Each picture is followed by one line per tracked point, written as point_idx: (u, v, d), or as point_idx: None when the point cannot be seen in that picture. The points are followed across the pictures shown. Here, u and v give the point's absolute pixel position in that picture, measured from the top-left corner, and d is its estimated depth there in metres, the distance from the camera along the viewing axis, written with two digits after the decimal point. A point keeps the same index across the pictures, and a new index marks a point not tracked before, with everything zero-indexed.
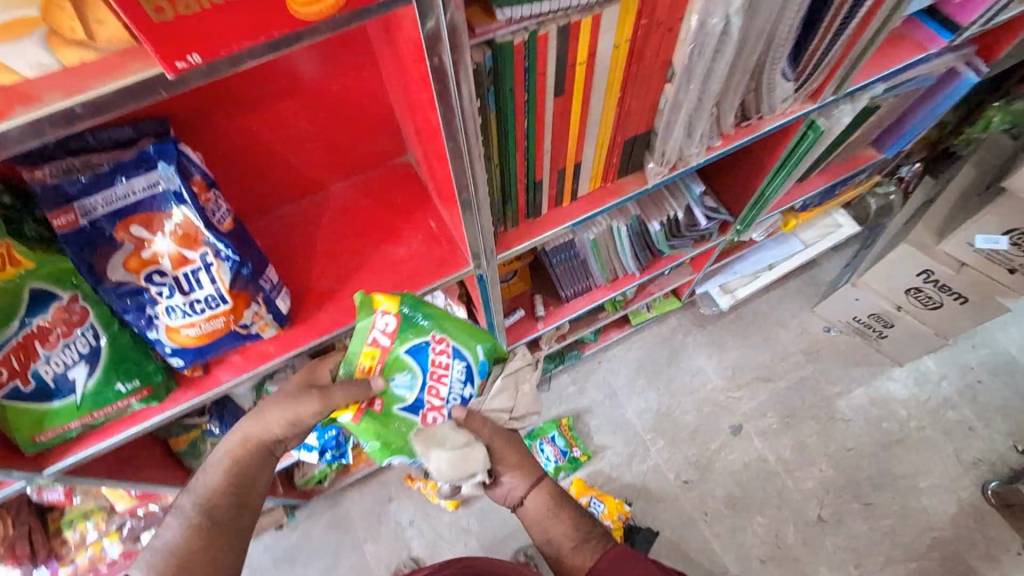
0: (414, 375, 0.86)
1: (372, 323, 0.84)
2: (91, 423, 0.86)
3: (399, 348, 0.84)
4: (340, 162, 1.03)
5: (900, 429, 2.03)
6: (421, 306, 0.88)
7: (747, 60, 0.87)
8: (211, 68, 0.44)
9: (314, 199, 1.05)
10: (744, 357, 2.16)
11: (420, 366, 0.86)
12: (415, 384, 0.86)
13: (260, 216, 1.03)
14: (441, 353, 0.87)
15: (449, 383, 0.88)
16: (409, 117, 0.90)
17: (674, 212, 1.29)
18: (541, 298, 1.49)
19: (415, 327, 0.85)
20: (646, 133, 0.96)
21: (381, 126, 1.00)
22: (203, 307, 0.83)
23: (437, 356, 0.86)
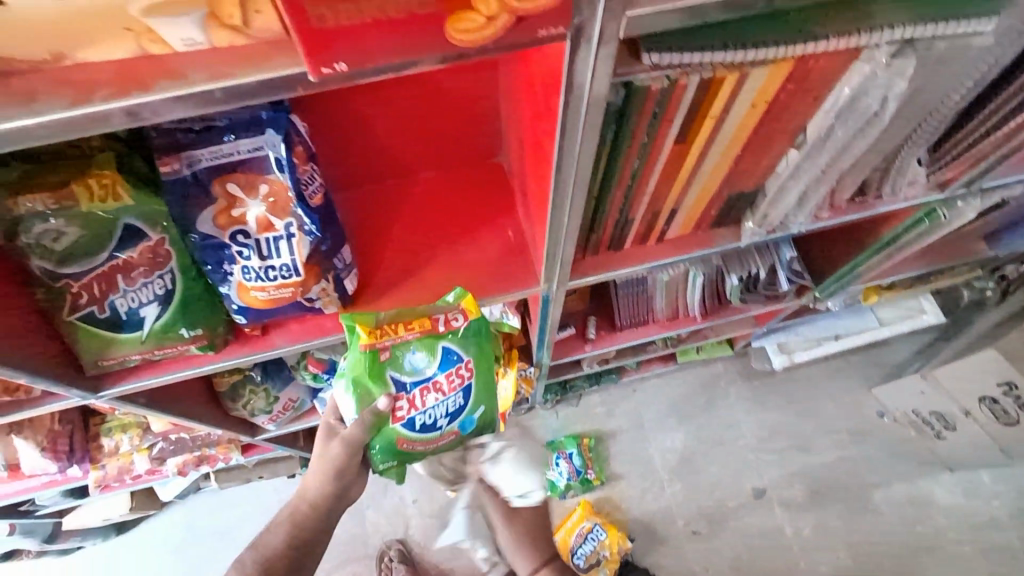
0: (430, 363, 0.86)
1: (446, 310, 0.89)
2: (150, 357, 0.89)
3: (441, 339, 0.87)
4: (435, 152, 1.02)
5: (935, 537, 1.90)
6: (483, 336, 0.91)
7: (885, 141, 0.79)
8: (351, 77, 0.43)
9: (401, 183, 1.05)
10: (784, 422, 2.06)
11: (439, 364, 0.86)
12: (423, 369, 0.86)
13: (346, 189, 1.03)
14: (462, 376, 0.87)
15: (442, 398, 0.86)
16: (516, 124, 0.88)
17: (756, 270, 1.24)
18: (594, 320, 1.45)
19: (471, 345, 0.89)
20: (753, 192, 0.90)
21: (484, 125, 0.98)
22: (276, 274, 0.84)
23: (456, 374, 0.87)
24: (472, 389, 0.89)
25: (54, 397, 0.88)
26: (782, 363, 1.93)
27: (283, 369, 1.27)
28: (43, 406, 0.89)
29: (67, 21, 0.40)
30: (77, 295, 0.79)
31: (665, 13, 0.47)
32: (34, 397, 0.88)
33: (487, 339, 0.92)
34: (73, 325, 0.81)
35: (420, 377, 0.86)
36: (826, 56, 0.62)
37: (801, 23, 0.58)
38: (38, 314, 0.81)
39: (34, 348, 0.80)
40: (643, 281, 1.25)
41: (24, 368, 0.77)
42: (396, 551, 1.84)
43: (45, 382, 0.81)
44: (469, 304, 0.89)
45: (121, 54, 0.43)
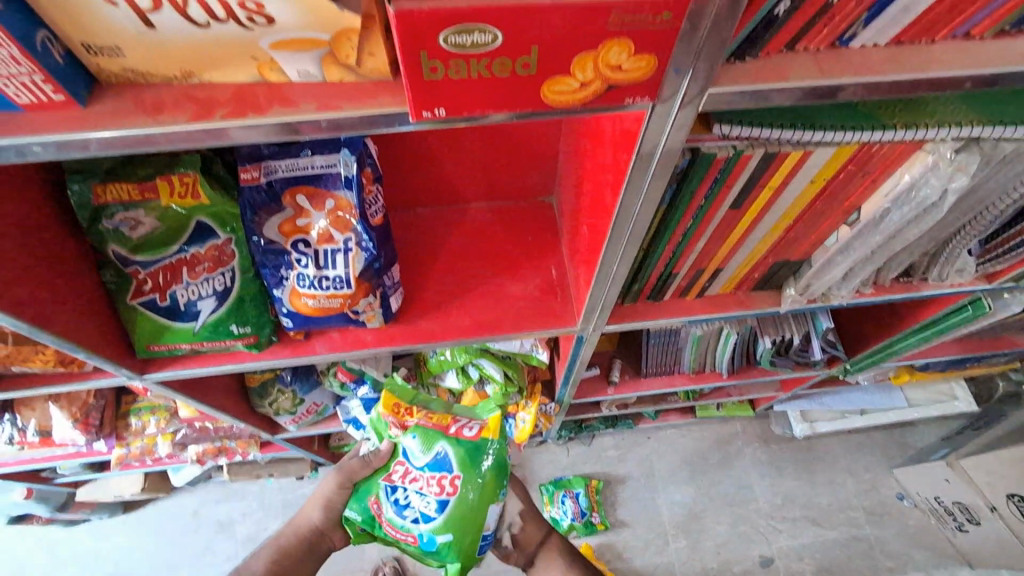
0: (420, 459, 0.79)
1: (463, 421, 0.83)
2: (196, 349, 0.93)
3: (442, 441, 0.79)
4: (489, 186, 1.06)
5: None
6: (487, 457, 0.79)
7: (939, 228, 0.80)
8: (447, 122, 0.46)
9: (452, 210, 1.09)
10: (801, 492, 2.00)
11: (429, 464, 0.79)
12: (414, 458, 0.80)
13: (400, 210, 1.08)
14: (445, 489, 0.76)
15: (416, 495, 0.77)
16: (572, 168, 0.91)
17: (790, 336, 1.24)
18: (619, 364, 1.46)
19: (471, 460, 0.78)
20: (798, 261, 0.91)
21: (539, 164, 1.02)
22: (328, 285, 0.87)
23: (440, 481, 0.77)
24: (447, 507, 0.75)
25: (102, 375, 0.92)
26: (803, 432, 1.90)
27: (313, 373, 1.31)
28: (90, 382, 0.93)
29: (203, 47, 0.44)
30: (143, 282, 0.84)
31: (746, 93, 0.49)
32: (83, 371, 0.92)
33: (494, 468, 0.78)
34: (134, 309, 0.86)
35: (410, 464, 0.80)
36: (890, 145, 0.64)
37: (870, 113, 0.60)
38: (103, 294, 0.86)
39: (94, 326, 0.84)
40: (675, 334, 1.26)
41: (81, 343, 0.81)
42: (391, 568, 1.83)
43: (97, 359, 0.84)
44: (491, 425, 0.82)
45: (243, 79, 0.47)
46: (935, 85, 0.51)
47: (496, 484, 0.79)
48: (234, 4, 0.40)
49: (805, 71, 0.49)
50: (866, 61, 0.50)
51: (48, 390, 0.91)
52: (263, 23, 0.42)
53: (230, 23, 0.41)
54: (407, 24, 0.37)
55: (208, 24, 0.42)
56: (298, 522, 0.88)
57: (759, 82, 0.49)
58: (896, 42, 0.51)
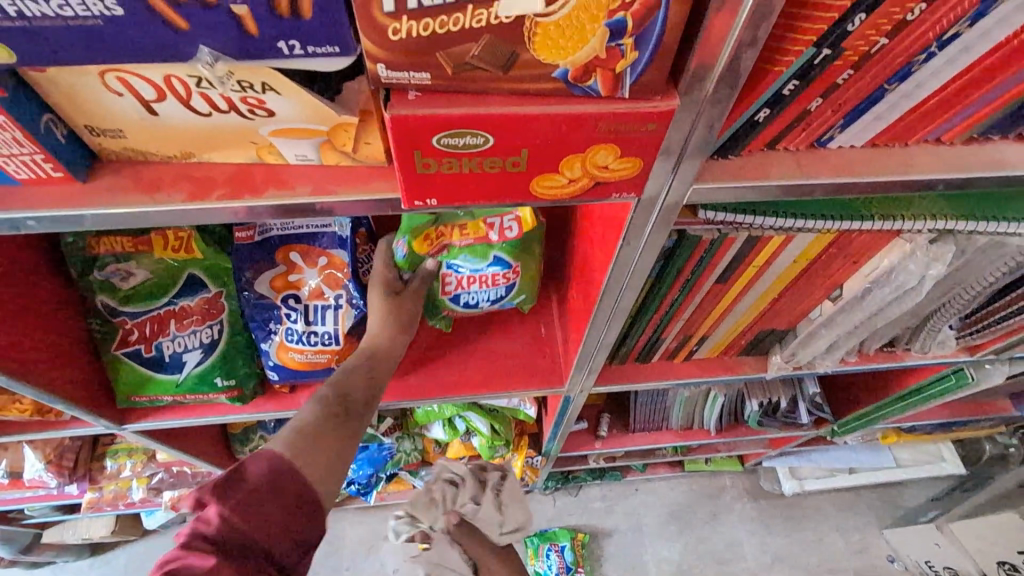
0: (478, 266, 0.85)
1: (504, 222, 0.82)
2: (179, 400, 0.92)
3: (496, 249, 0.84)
4: None
5: None
6: (531, 242, 0.87)
7: (921, 306, 0.82)
8: (438, 210, 0.48)
9: None
10: (790, 551, 1.96)
11: (486, 267, 0.85)
12: (471, 267, 0.85)
13: None
14: (507, 278, 0.86)
15: (479, 294, 0.87)
16: (564, 231, 0.93)
17: (777, 399, 1.24)
18: (607, 418, 1.45)
19: (520, 249, 0.86)
20: (783, 331, 0.93)
21: None
22: (316, 340, 0.87)
23: (502, 276, 0.86)
24: (516, 285, 0.88)
25: (78, 423, 0.90)
26: (792, 489, 1.87)
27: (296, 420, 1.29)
28: (66, 429, 0.91)
29: (205, 133, 0.45)
30: (129, 332, 0.83)
31: (729, 189, 0.51)
32: (60, 419, 0.90)
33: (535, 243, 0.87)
34: (118, 358, 0.85)
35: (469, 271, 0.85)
36: (869, 232, 0.66)
37: (851, 203, 0.62)
38: (88, 342, 0.85)
39: (76, 375, 0.83)
40: (663, 395, 1.26)
41: (61, 393, 0.80)
42: None
43: (76, 409, 0.83)
44: (526, 219, 0.82)
45: (241, 159, 0.48)
46: (910, 185, 0.53)
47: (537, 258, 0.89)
48: (237, 100, 0.41)
49: (786, 170, 0.51)
50: (843, 161, 0.52)
51: (22, 438, 0.89)
52: (264, 115, 0.43)
53: (231, 114, 0.43)
54: (403, 128, 0.39)
55: (210, 113, 0.43)
56: (370, 347, 0.77)
57: (741, 179, 0.51)
58: (872, 144, 0.53)
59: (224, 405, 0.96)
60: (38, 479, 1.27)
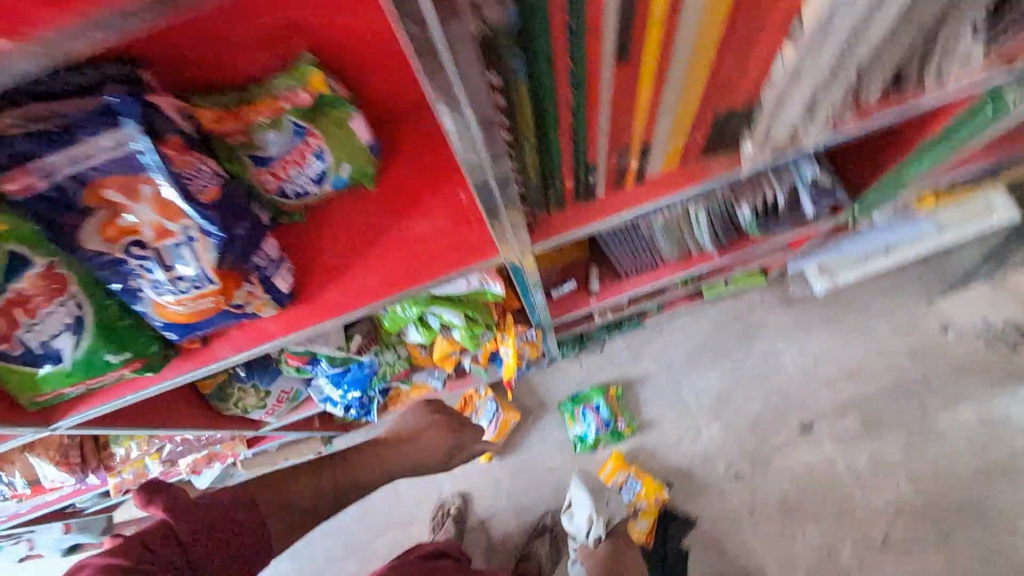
0: (278, 143, 0.75)
1: (290, 89, 0.71)
2: (88, 386, 0.84)
3: (286, 117, 0.73)
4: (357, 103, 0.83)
5: (1013, 458, 1.68)
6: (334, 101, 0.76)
7: (928, 4, 0.57)
8: (65, 35, 0.33)
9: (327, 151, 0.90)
10: (833, 348, 1.85)
11: (287, 143, 0.75)
12: (271, 147, 0.75)
13: None
14: (313, 147, 0.77)
15: (298, 175, 0.79)
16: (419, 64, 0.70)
17: (771, 194, 1.05)
18: (596, 270, 1.32)
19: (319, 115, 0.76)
20: (744, 109, 0.71)
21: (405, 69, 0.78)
22: (188, 286, 0.73)
23: (308, 146, 0.76)
24: (331, 152, 0.79)
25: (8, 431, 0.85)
26: (824, 288, 1.70)
27: (268, 363, 1.22)
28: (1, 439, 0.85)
29: None
30: None
31: None
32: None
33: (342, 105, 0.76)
34: None
35: (273, 152, 0.75)
36: None
37: None
38: None
39: None
40: (636, 230, 1.11)
41: None
42: (454, 508, 1.90)
43: None
44: (315, 79, 0.70)
45: None
46: None
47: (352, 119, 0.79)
48: None
49: None
50: None
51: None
52: None
53: None
54: None
55: None
56: None
57: None
58: None
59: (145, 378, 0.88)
60: (56, 482, 1.31)
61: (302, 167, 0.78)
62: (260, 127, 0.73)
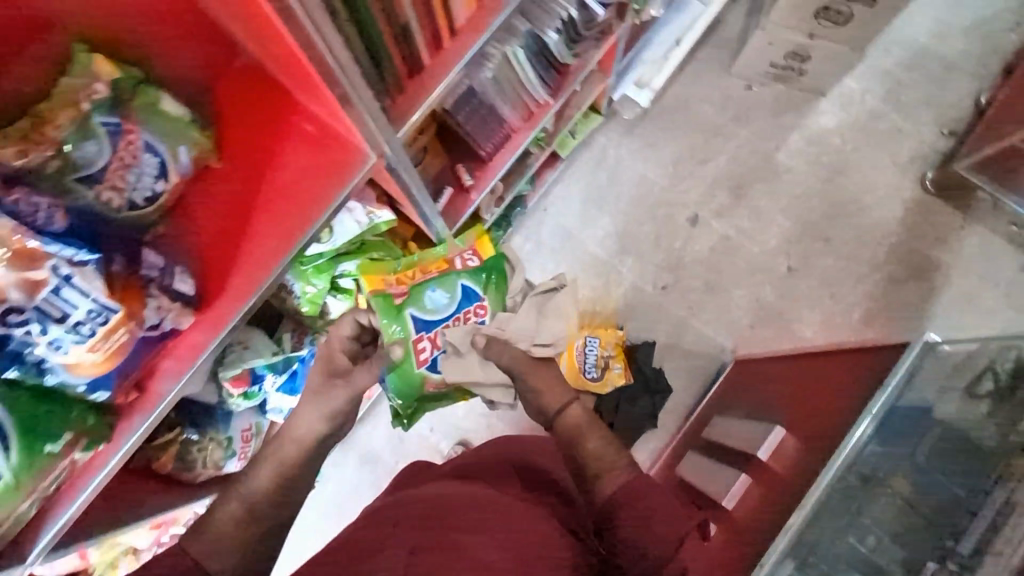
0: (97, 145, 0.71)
1: (86, 84, 0.71)
2: (66, 474, 0.76)
3: (92, 116, 0.71)
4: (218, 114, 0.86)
5: (840, 158, 2.07)
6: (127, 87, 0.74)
7: None
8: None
9: (222, 102, 0.86)
10: (681, 148, 2.11)
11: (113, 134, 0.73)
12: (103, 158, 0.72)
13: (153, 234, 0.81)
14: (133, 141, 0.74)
15: (145, 175, 0.75)
16: (227, 16, 0.71)
17: (564, 13, 1.14)
18: (463, 166, 1.29)
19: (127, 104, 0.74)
20: None
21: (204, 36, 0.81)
22: (91, 327, 0.68)
23: (132, 141, 0.74)
24: (154, 139, 0.76)
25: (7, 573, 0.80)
26: (649, 97, 1.90)
27: (214, 408, 1.15)
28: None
29: None
30: None
31: None
32: None
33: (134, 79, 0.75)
34: None
35: (107, 167, 0.72)
36: None
37: None
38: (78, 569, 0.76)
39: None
40: (472, 90, 1.11)
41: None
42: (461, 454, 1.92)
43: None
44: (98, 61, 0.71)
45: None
46: None
47: (184, 117, 0.79)
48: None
49: None
50: None
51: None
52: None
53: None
54: None
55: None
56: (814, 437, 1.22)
57: None
58: None
59: (101, 450, 0.79)
60: None
61: (138, 167, 0.75)
62: (72, 137, 0.70)
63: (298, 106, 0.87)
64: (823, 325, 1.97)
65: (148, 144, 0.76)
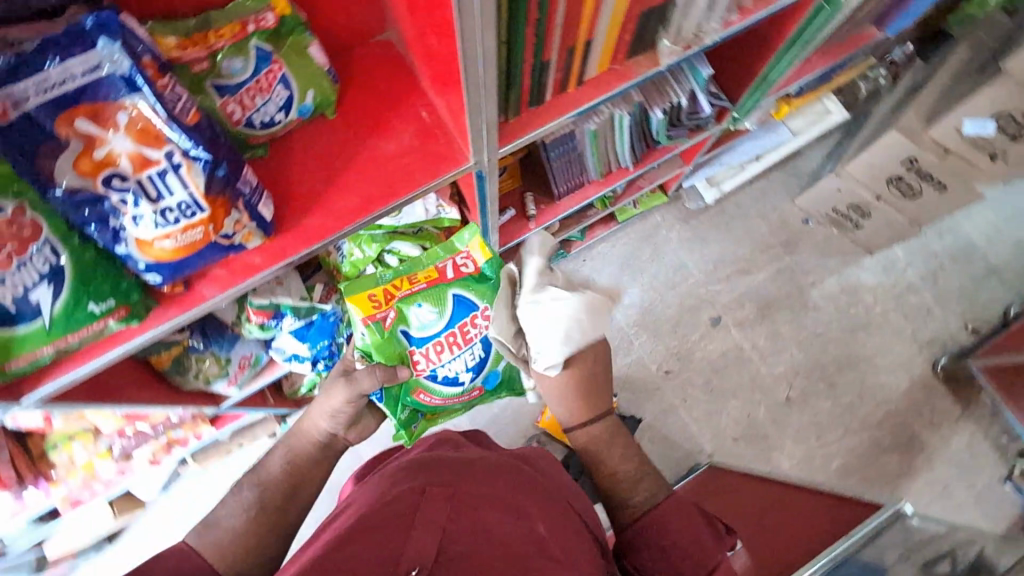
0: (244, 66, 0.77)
1: (256, 12, 0.76)
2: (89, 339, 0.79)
3: (251, 39, 0.76)
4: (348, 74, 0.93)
5: (866, 314, 2.13)
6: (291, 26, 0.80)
7: None
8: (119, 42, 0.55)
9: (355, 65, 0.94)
10: (726, 251, 2.18)
11: (259, 64, 0.78)
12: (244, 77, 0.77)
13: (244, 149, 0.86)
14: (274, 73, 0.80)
15: (269, 104, 0.82)
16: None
17: (678, 98, 1.20)
18: (532, 195, 1.37)
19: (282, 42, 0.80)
20: (664, 5, 0.88)
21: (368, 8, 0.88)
22: (176, 216, 0.73)
23: (272, 73, 0.80)
24: (291, 78, 0.82)
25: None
26: (716, 196, 2.06)
27: (226, 330, 1.18)
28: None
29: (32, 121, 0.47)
30: None
31: None
32: None
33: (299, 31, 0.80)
34: None
35: (243, 85, 0.78)
36: None
37: None
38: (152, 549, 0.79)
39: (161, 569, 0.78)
40: (572, 136, 1.17)
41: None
42: None
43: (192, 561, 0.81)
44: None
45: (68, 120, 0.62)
46: None
47: (323, 69, 0.85)
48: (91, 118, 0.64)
49: None
50: None
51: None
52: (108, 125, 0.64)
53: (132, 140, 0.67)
54: None
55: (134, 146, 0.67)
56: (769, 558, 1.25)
57: None
58: None
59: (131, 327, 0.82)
60: None
61: (268, 95, 0.81)
62: (226, 53, 0.75)
63: (422, 92, 0.93)
64: (800, 463, 2.00)
65: (284, 79, 0.81)
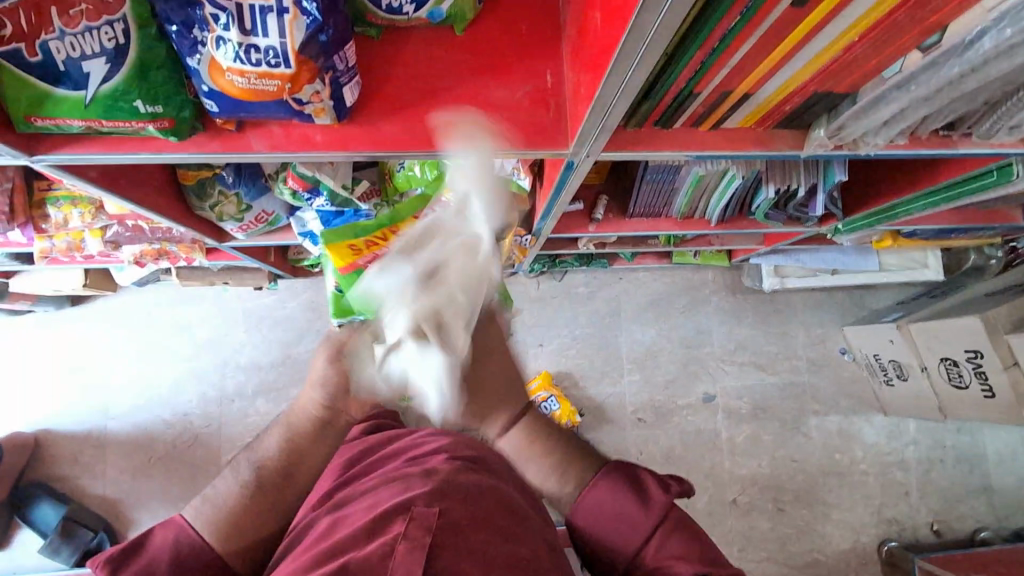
0: None
1: None
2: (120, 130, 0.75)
3: None
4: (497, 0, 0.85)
5: (848, 466, 2.06)
6: None
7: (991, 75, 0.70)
8: None
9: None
10: (753, 340, 2.10)
11: None
12: None
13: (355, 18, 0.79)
14: None
15: None
16: None
17: (796, 186, 1.10)
18: (605, 200, 1.28)
19: None
20: (841, 96, 0.79)
21: None
22: (258, 59, 0.68)
23: None
24: None
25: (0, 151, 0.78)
26: (772, 286, 1.91)
27: (259, 180, 1.12)
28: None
29: None
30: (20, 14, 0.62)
31: None
32: None
33: None
34: (20, 79, 0.65)
35: None
36: None
37: None
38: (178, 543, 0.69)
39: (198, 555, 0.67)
40: (676, 169, 1.08)
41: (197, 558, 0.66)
42: None
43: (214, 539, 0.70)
44: None
45: None
46: None
47: None
48: None
49: None
50: None
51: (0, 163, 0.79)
52: None
53: None
54: None
55: None
56: None
57: None
58: None
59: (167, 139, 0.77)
60: None
61: None
62: None
63: (557, 56, 0.85)
64: None
65: None
